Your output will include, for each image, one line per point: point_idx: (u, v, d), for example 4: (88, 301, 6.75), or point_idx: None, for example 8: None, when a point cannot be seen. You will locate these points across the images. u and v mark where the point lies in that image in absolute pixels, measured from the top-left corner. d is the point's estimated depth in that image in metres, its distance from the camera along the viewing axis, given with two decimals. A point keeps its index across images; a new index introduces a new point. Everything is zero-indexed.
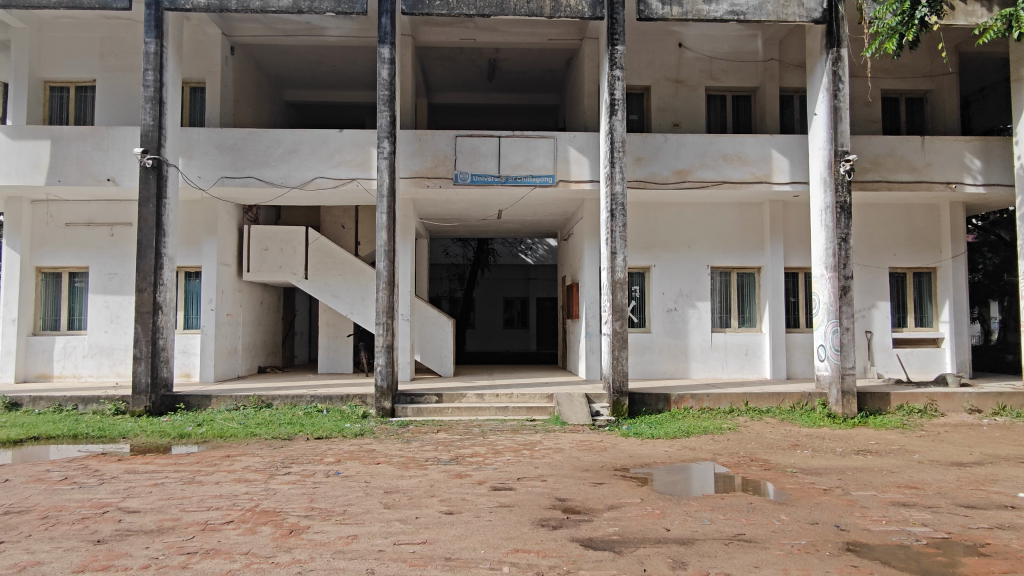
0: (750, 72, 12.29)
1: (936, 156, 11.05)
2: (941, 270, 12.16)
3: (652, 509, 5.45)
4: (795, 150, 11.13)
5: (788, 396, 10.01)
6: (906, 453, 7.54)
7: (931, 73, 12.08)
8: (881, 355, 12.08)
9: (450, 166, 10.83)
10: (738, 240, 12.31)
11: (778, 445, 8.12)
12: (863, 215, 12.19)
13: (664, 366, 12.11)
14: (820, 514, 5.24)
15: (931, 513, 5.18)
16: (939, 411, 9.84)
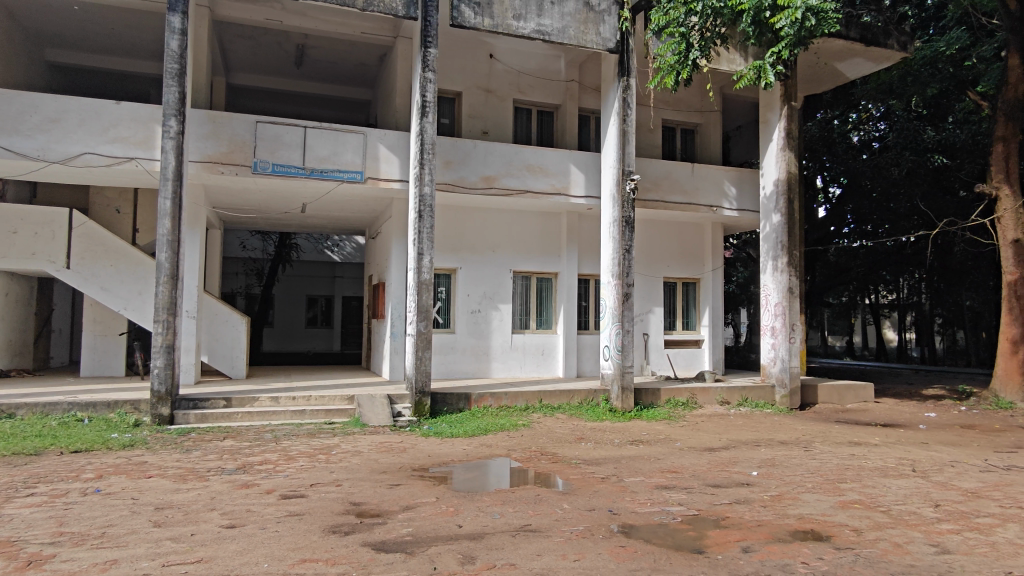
0: (554, 90, 13.12)
1: (703, 182, 12.70)
2: (704, 281, 13.99)
3: (447, 506, 5.56)
4: (590, 166, 12.08)
5: (577, 392, 10.83)
6: (670, 442, 8.56)
7: (701, 109, 13.87)
8: (654, 355, 13.56)
9: (249, 153, 10.09)
10: (538, 246, 13.05)
11: (565, 439, 8.75)
12: (645, 230, 13.60)
13: (467, 366, 12.43)
14: (597, 501, 5.74)
15: (686, 494, 5.94)
16: (698, 403, 11.30)
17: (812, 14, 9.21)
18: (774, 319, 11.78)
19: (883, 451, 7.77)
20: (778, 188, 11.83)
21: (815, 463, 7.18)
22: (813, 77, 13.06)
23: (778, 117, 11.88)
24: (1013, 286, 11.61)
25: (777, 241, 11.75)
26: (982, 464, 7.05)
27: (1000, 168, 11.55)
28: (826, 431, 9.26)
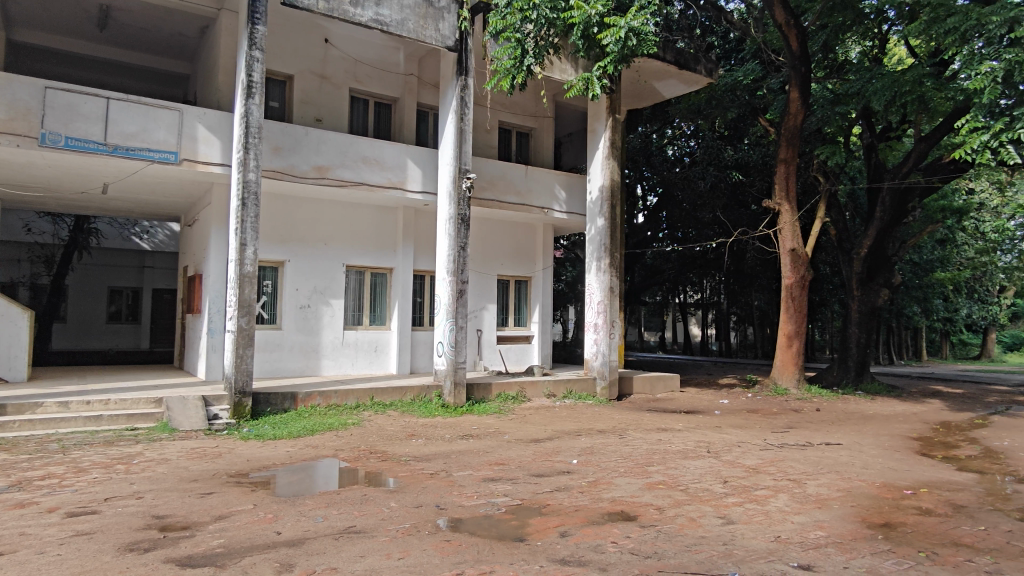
0: (392, 82, 12.91)
1: (535, 184, 13.22)
2: (535, 280, 14.59)
3: (265, 513, 5.26)
4: (426, 162, 12.04)
5: (409, 389, 10.76)
6: (499, 435, 8.82)
7: (535, 114, 14.46)
8: (487, 351, 13.88)
9: (35, 122, 8.75)
10: (373, 241, 12.77)
11: (396, 436, 8.68)
12: (479, 228, 13.85)
13: (294, 364, 11.83)
14: (424, 497, 5.76)
15: (511, 484, 6.17)
16: (527, 397, 11.76)
17: (634, 35, 9.88)
18: (596, 316, 12.58)
19: (685, 435, 8.64)
20: (602, 194, 12.65)
21: (628, 449, 7.80)
22: (635, 93, 14.13)
23: (603, 127, 12.69)
24: (790, 288, 13.48)
25: (601, 243, 12.58)
26: (762, 443, 8.10)
27: (782, 187, 13.31)
28: (638, 419, 10.09)
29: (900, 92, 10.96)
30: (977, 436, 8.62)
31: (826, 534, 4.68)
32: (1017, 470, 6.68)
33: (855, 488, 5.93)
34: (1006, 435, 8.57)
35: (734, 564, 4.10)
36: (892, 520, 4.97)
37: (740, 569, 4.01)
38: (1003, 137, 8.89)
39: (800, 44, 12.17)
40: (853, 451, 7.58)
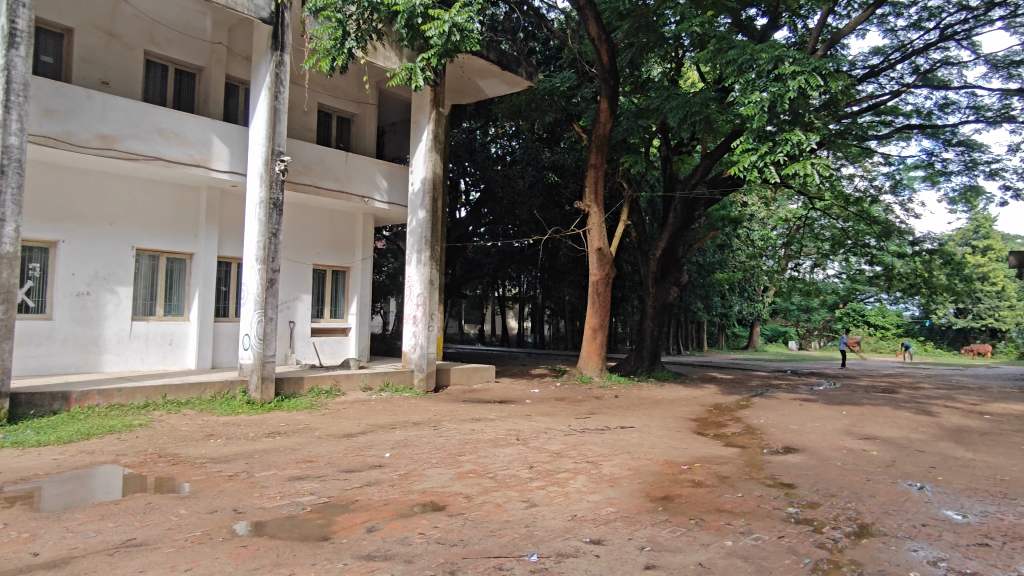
0: (196, 50, 11.74)
1: (354, 172, 12.83)
2: (353, 271, 14.21)
3: (19, 533, 4.53)
4: (234, 140, 11.14)
5: (209, 386, 9.91)
6: (308, 431, 8.45)
7: (358, 99, 14.05)
8: (299, 343, 13.23)
9: None
10: (170, 222, 11.55)
11: (191, 437, 7.94)
12: (294, 214, 13.13)
13: (67, 360, 10.32)
14: (220, 502, 5.34)
15: (318, 482, 5.95)
16: (341, 391, 11.41)
17: (457, 30, 9.91)
18: (415, 309, 12.55)
19: (497, 425, 8.94)
20: (424, 186, 12.63)
21: (441, 440, 7.90)
22: (458, 88, 14.28)
23: (427, 120, 12.65)
24: (596, 284, 14.54)
25: (421, 235, 12.58)
26: (566, 429, 8.65)
27: (592, 191, 14.30)
28: (453, 410, 10.26)
29: (690, 112, 12.27)
30: (741, 415, 9.98)
31: (615, 509, 5.12)
32: (769, 443, 7.86)
33: (642, 466, 6.56)
34: (763, 414, 10.03)
35: (533, 544, 4.33)
36: (670, 493, 5.59)
37: (539, 548, 4.25)
38: (767, 159, 10.40)
39: (610, 58, 13.09)
40: (643, 433, 8.39)
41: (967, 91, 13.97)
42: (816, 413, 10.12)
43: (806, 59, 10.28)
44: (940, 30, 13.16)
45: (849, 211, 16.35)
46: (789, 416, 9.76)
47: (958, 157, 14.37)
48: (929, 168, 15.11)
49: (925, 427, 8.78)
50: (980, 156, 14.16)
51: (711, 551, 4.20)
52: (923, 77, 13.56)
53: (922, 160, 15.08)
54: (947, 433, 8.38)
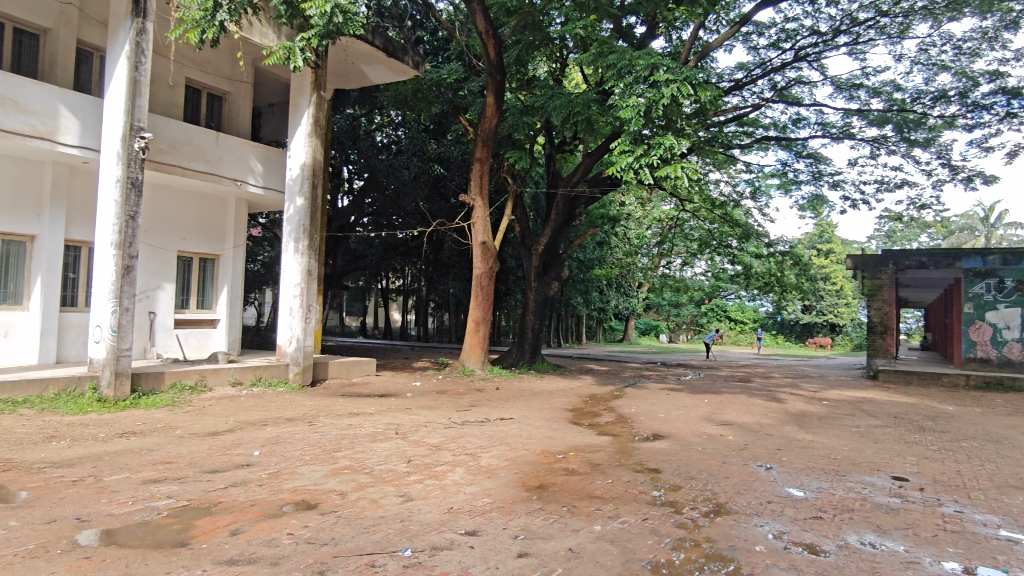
0: (42, 9, 10.51)
1: (226, 153, 12.04)
2: (223, 259, 13.36)
3: None
4: (85, 111, 10.09)
5: (52, 383, 8.95)
6: (169, 430, 7.85)
7: (231, 76, 13.20)
8: (161, 336, 12.27)
9: None
10: (7, 200, 10.26)
11: (27, 439, 7.12)
12: (156, 195, 12.13)
13: None
14: (59, 511, 4.83)
15: (177, 485, 5.55)
16: (207, 386, 10.71)
17: (340, 12, 9.55)
18: (291, 300, 12.01)
19: (375, 419, 8.76)
20: (302, 173, 12.10)
21: (315, 436, 7.62)
22: (341, 71, 13.79)
23: (307, 103, 12.11)
24: (479, 277, 14.63)
25: (299, 224, 12.05)
26: (446, 421, 8.65)
27: (477, 184, 14.37)
28: (330, 405, 9.95)
29: (573, 112, 12.60)
30: (614, 405, 10.46)
31: (491, 500, 5.20)
32: (638, 431, 8.29)
33: (519, 457, 6.70)
34: (634, 403, 10.56)
35: (408, 539, 4.29)
36: (545, 482, 5.75)
37: (413, 543, 4.22)
38: (642, 161, 10.93)
39: (497, 53, 13.16)
40: (521, 424, 8.55)
41: (816, 109, 15.41)
42: (681, 401, 10.81)
43: (678, 69, 10.91)
44: (795, 51, 14.41)
45: (715, 214, 17.55)
46: (657, 405, 10.34)
47: (807, 168, 15.83)
48: (783, 177, 16.54)
49: (774, 413, 9.63)
50: (825, 168, 15.69)
51: (581, 537, 4.36)
52: (779, 93, 14.81)
53: (778, 170, 16.47)
54: (792, 418, 9.23)
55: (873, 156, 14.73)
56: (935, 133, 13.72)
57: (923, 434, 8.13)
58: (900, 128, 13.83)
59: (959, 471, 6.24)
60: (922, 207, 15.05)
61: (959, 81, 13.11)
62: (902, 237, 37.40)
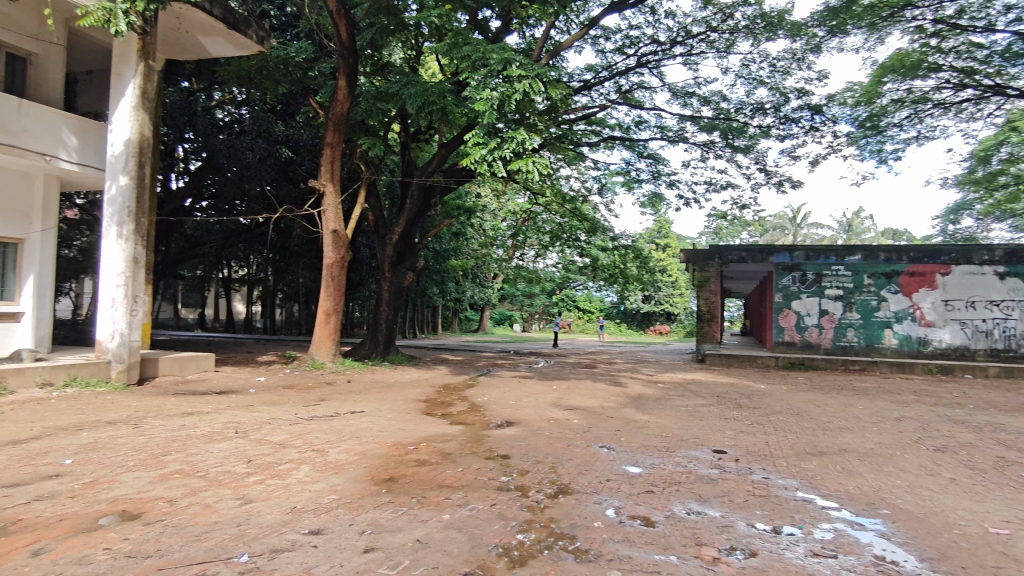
0: None
1: (31, 124, 10.54)
2: (29, 243, 11.73)
3: None
4: None
5: None
6: None
7: (37, 36, 11.56)
8: None
9: None
10: None
11: None
12: None
13: None
14: None
15: None
16: (7, 389, 9.37)
17: None
18: (114, 291, 10.80)
19: (212, 418, 8.16)
20: (127, 149, 10.88)
21: (141, 440, 6.95)
22: (174, 41, 12.62)
23: (132, 73, 10.92)
24: (330, 267, 14.09)
25: (123, 206, 10.84)
26: (292, 418, 8.28)
27: (327, 169, 13.83)
28: (160, 405, 9.12)
29: (428, 101, 12.49)
30: (466, 394, 10.59)
31: (337, 496, 5.06)
32: (489, 418, 8.46)
33: (369, 450, 6.57)
34: (486, 392, 10.77)
35: (244, 544, 4.05)
36: (394, 474, 5.69)
37: (250, 547, 4.00)
38: (495, 154, 11.11)
39: (349, 35, 12.68)
40: (373, 417, 8.39)
41: (656, 113, 16.54)
42: (531, 388, 11.19)
43: (530, 66, 11.16)
44: (637, 57, 15.34)
45: (566, 208, 18.29)
46: (508, 393, 10.63)
47: (647, 168, 16.98)
48: (627, 176, 17.62)
49: (615, 397, 10.28)
50: (663, 168, 16.92)
51: (429, 527, 4.38)
52: (624, 95, 15.72)
53: (623, 169, 17.53)
54: (631, 401, 9.92)
55: (703, 159, 16.11)
56: (754, 141, 15.28)
57: (740, 410, 9.09)
58: (725, 135, 15.26)
59: (767, 442, 7.06)
60: (743, 207, 16.71)
61: (774, 95, 14.68)
62: (727, 233, 41.37)
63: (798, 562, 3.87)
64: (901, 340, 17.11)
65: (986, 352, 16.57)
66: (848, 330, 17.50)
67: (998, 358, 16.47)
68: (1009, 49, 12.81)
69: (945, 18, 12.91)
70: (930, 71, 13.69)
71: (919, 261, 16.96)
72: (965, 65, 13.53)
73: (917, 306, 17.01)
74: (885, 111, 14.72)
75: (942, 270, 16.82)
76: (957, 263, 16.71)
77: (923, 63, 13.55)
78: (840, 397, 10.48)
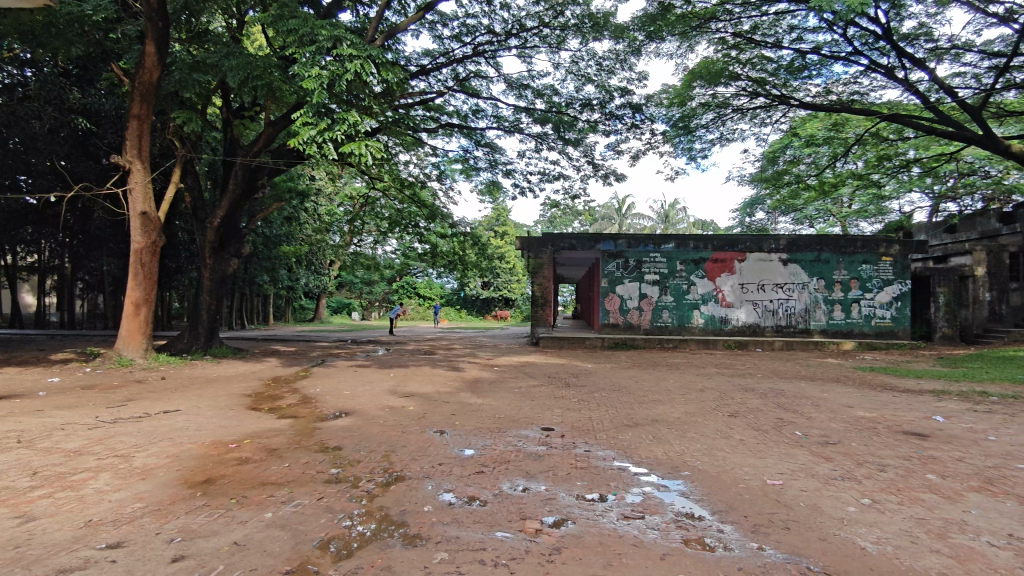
0: None
1: None
2: None
3: None
4: None
5: None
6: None
7: None
8: None
9: None
10: None
11: None
12: None
13: None
14: None
15: None
16: None
17: None
18: None
19: None
20: None
21: None
22: None
23: None
24: (139, 253, 12.74)
25: None
26: (91, 421, 7.38)
27: (133, 145, 12.45)
28: None
29: (252, 75, 11.63)
30: (298, 386, 10.14)
31: (143, 504, 4.61)
32: (321, 410, 8.18)
33: (183, 452, 6.06)
34: (319, 383, 10.39)
35: (23, 567, 3.56)
36: (211, 475, 5.30)
37: (30, 571, 3.52)
38: (325, 135, 10.59)
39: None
40: (189, 416, 7.75)
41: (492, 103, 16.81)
42: (367, 377, 10.99)
43: (361, 46, 10.82)
44: (474, 46, 15.45)
45: (404, 193, 18.04)
46: (342, 383, 10.33)
47: (484, 156, 17.26)
48: (465, 163, 17.78)
49: (451, 382, 10.42)
50: (499, 157, 17.28)
51: (248, 527, 4.15)
52: (461, 84, 15.80)
53: (461, 157, 17.66)
54: (466, 385, 10.12)
55: (536, 150, 16.68)
56: (582, 134, 16.11)
57: (568, 389, 9.63)
58: (557, 128, 15.92)
59: (590, 418, 7.55)
60: (574, 197, 17.55)
61: (600, 92, 15.56)
62: (560, 222, 43.38)
63: (610, 526, 4.20)
64: (706, 319, 19.09)
65: (773, 328, 19.03)
66: (663, 311, 19.17)
67: (782, 333, 19.02)
68: (791, 64, 14.68)
69: (743, 33, 14.48)
70: (730, 79, 15.30)
71: (721, 249, 19.02)
72: (758, 76, 15.29)
73: (719, 289, 19.08)
74: (694, 113, 16.20)
75: (739, 257, 19.01)
76: (751, 251, 18.98)
77: (725, 71, 15.11)
78: (655, 372, 11.50)
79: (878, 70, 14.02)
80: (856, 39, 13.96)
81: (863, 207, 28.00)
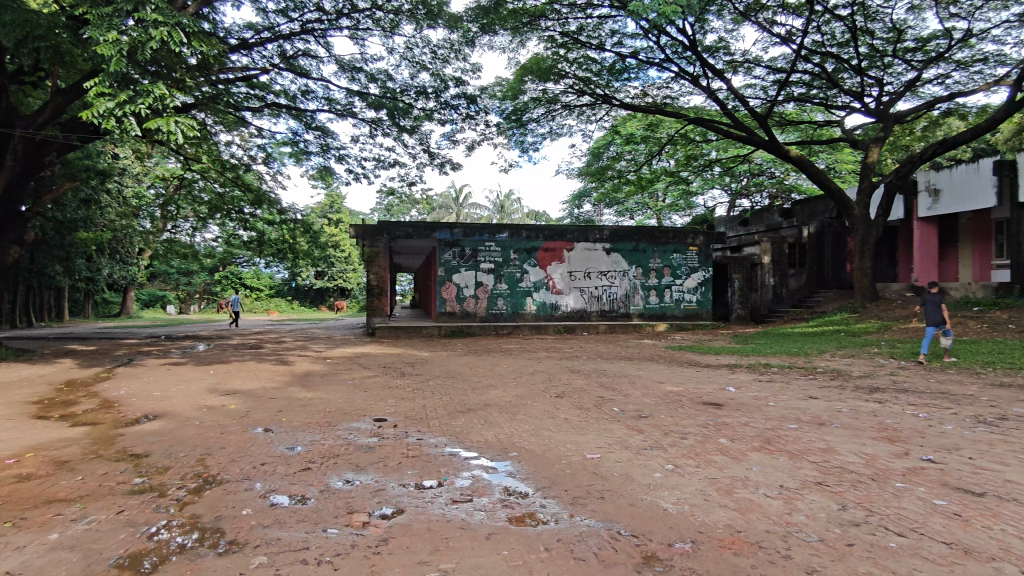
0: None
1: None
2: None
3: None
4: None
5: None
6: None
7: None
8: None
9: None
10: None
11: None
12: None
13: None
14: None
15: None
16: None
17: None
18: None
19: None
20: None
21: None
22: None
23: None
24: None
25: None
26: None
27: None
28: None
29: (30, 33, 10.03)
30: (97, 389, 9.03)
31: None
32: (126, 414, 7.38)
33: None
34: (124, 385, 9.35)
35: None
36: None
37: None
38: (125, 108, 9.40)
39: None
40: None
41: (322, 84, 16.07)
42: (183, 375, 10.09)
43: (169, 12, 9.79)
44: (302, 22, 14.65)
45: (226, 176, 16.71)
46: (153, 383, 9.39)
47: (315, 140, 16.49)
48: (294, 147, 16.88)
49: (278, 377, 9.90)
50: (331, 141, 16.61)
51: (28, 553, 3.65)
52: (288, 61, 14.92)
53: (289, 140, 16.73)
54: (295, 379, 9.69)
55: (371, 136, 16.26)
56: (418, 122, 15.98)
57: (402, 378, 9.59)
58: (391, 114, 15.63)
59: (423, 406, 7.58)
60: (410, 185, 17.37)
61: (434, 81, 15.50)
62: (397, 210, 42.81)
63: (439, 512, 4.27)
64: (538, 306, 19.93)
65: (598, 312, 20.34)
66: (499, 299, 19.68)
67: (606, 317, 20.41)
68: (613, 66, 15.69)
69: (569, 33, 15.20)
70: (559, 76, 16.01)
71: (551, 239, 19.94)
72: (584, 75, 16.16)
73: (550, 277, 20.00)
74: (526, 107, 16.76)
75: (567, 247, 20.06)
76: (578, 241, 20.11)
77: (554, 68, 15.78)
78: (488, 358, 11.83)
79: (685, 77, 15.46)
80: (668, 48, 15.28)
81: (675, 201, 30.82)
